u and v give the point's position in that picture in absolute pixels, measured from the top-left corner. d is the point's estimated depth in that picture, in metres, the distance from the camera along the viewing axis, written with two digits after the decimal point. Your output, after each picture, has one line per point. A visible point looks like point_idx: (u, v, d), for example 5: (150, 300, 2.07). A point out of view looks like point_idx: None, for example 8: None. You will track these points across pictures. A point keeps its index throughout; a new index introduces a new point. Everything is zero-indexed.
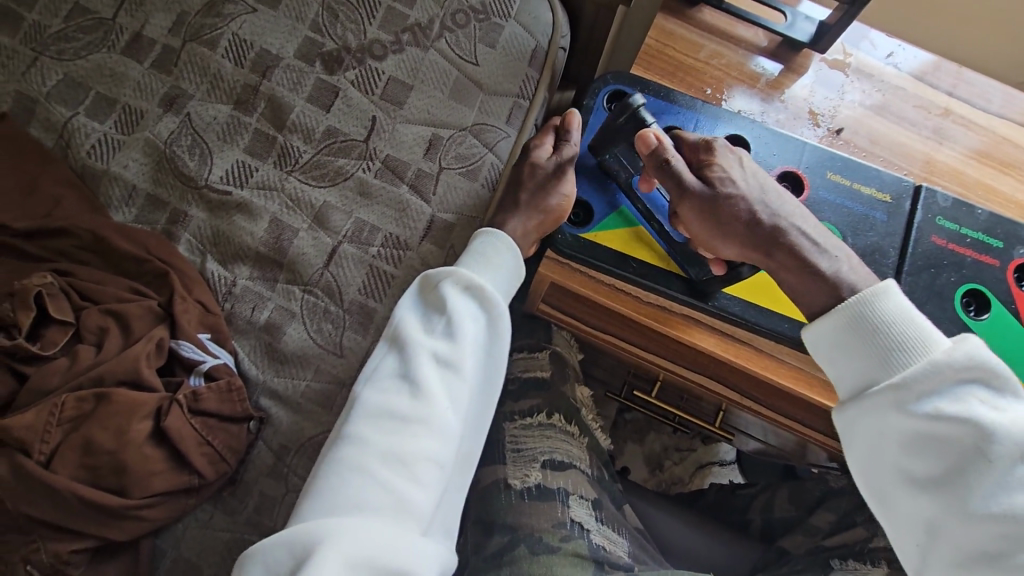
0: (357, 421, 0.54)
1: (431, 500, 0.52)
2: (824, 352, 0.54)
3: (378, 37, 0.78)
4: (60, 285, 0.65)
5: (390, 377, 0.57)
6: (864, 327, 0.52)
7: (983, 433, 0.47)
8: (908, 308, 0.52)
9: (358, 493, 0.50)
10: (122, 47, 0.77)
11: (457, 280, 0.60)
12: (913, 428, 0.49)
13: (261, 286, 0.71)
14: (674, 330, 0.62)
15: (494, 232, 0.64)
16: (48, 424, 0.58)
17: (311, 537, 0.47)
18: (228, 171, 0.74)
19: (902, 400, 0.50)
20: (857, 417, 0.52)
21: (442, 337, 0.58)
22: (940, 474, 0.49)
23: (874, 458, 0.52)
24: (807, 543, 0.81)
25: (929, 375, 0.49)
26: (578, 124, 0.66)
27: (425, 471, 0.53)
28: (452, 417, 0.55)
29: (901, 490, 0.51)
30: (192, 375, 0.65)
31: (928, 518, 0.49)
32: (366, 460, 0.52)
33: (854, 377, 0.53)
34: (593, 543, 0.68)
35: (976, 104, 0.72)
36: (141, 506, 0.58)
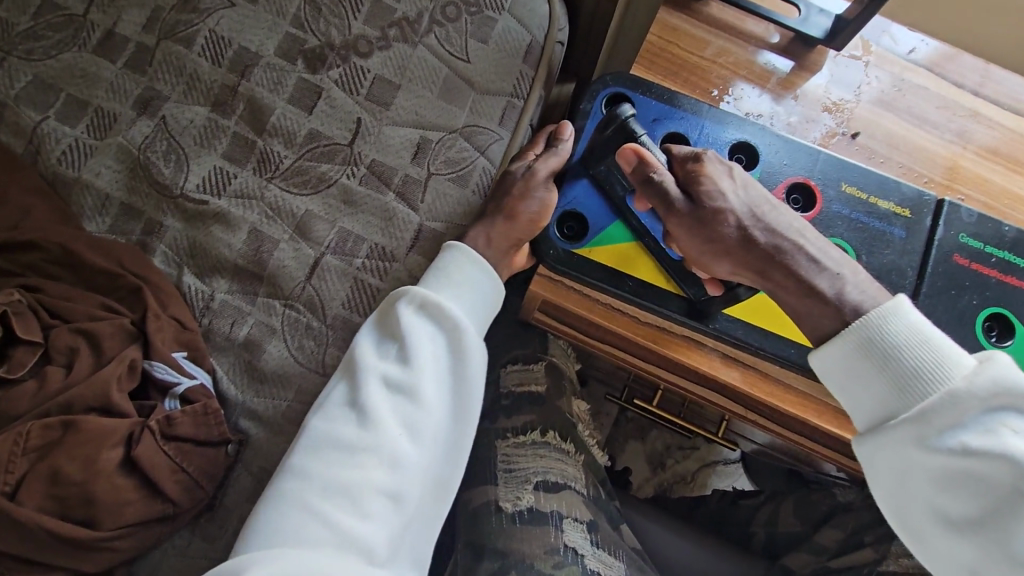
0: (304, 451, 0.52)
1: (385, 536, 0.49)
2: (836, 380, 0.50)
3: (363, 32, 0.74)
4: (28, 303, 0.62)
5: (340, 404, 0.54)
6: (877, 355, 0.48)
7: (1021, 468, 0.43)
8: (923, 325, 0.48)
9: (301, 527, 0.48)
10: (94, 45, 0.73)
11: (411, 299, 0.58)
12: (940, 465, 0.45)
13: (240, 300, 0.68)
14: (673, 353, 0.58)
15: (457, 244, 0.61)
16: (12, 454, 0.55)
17: (240, 564, 0.45)
18: (205, 178, 0.70)
19: (924, 434, 0.45)
20: (876, 453, 0.48)
21: (396, 360, 0.56)
22: (978, 513, 0.45)
23: (901, 495, 0.48)
24: (813, 564, 0.78)
25: (949, 404, 0.45)
26: (570, 134, 0.62)
27: (376, 504, 0.50)
28: (407, 445, 0.52)
29: (935, 531, 0.47)
30: (167, 398, 0.62)
31: (970, 561, 0.45)
32: (309, 493, 0.50)
33: (870, 406, 0.49)
34: (588, 569, 0.65)
35: (1004, 105, 0.67)
36: (111, 538, 0.56)
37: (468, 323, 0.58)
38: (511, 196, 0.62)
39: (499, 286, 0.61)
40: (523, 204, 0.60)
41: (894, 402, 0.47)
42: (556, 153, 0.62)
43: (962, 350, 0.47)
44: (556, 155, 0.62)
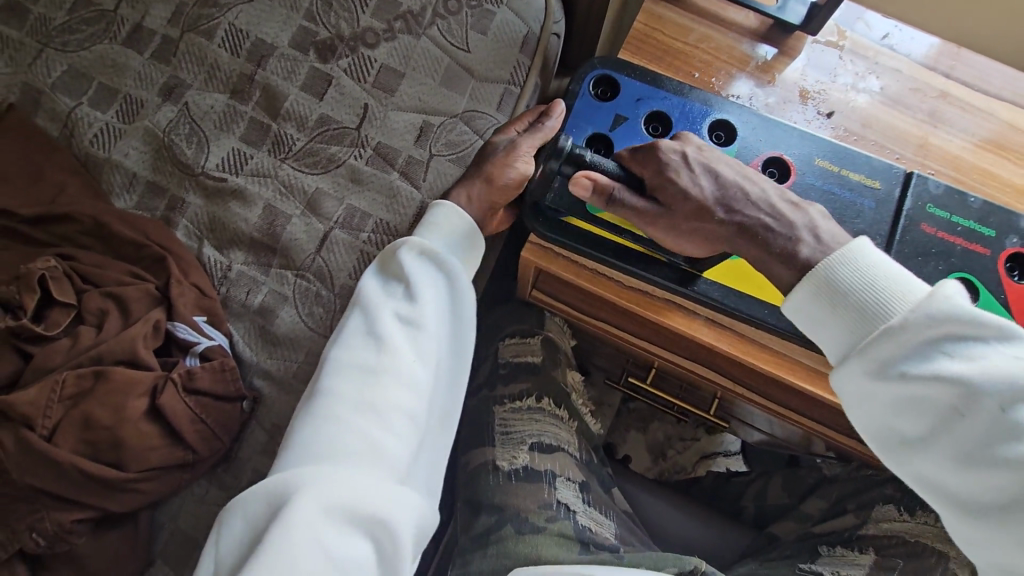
0: (329, 377, 0.55)
1: (406, 448, 0.54)
2: (805, 325, 0.52)
3: (371, 25, 0.79)
4: (63, 269, 0.68)
5: (356, 335, 0.58)
6: (834, 296, 0.50)
7: (965, 390, 0.43)
8: (873, 267, 0.50)
9: (335, 439, 0.52)
10: (123, 38, 0.79)
11: (413, 247, 0.62)
12: (887, 392, 0.47)
13: (255, 271, 0.73)
14: (653, 314, 0.63)
15: (443, 203, 0.66)
16: (50, 400, 0.60)
17: (287, 481, 0.50)
18: (223, 159, 0.76)
19: (873, 364, 0.47)
20: (838, 386, 0.50)
21: (403, 298, 0.60)
22: (928, 433, 0.46)
23: (862, 421, 0.50)
24: (798, 531, 0.82)
25: (889, 337, 0.47)
26: (560, 113, 0.66)
27: (397, 420, 0.54)
28: (421, 370, 0.57)
29: (895, 453, 0.48)
30: (188, 356, 0.67)
31: (925, 480, 0.46)
32: (336, 411, 0.53)
33: (833, 345, 0.51)
34: (579, 524, 0.69)
35: (975, 87, 0.70)
36: (137, 480, 0.61)
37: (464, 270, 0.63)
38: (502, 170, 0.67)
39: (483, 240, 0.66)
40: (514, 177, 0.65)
41: (846, 338, 0.50)
42: (541, 130, 0.66)
43: (915, 280, 0.49)
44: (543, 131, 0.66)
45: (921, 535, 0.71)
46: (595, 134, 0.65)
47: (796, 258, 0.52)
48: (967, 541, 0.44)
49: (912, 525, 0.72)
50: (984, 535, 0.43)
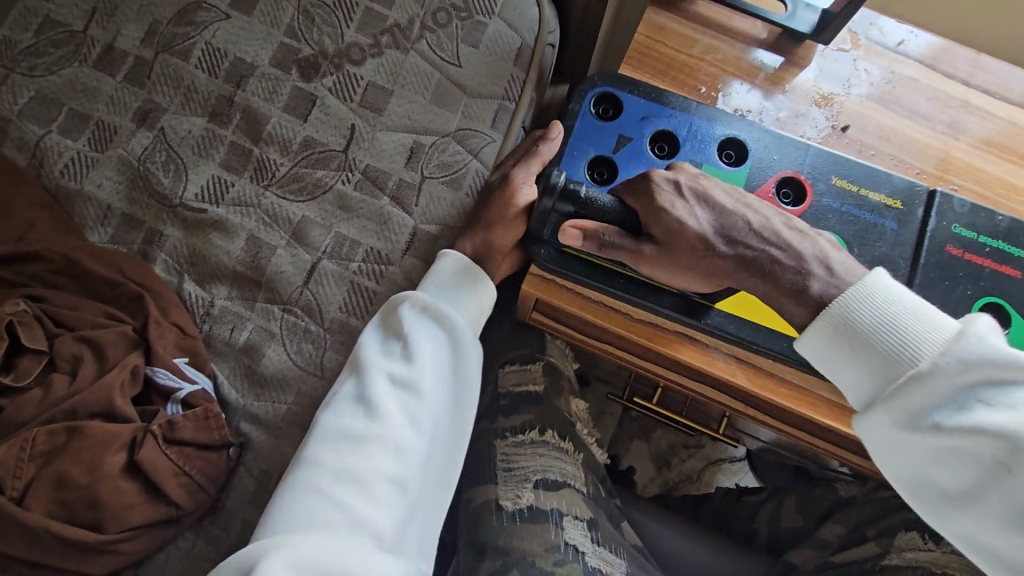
0: (315, 444, 0.53)
1: (392, 521, 0.51)
2: (825, 364, 0.50)
3: (356, 40, 0.75)
4: (33, 312, 0.63)
5: (346, 398, 0.55)
6: (857, 335, 0.48)
7: (1003, 442, 0.43)
8: (893, 305, 0.47)
9: (314, 511, 0.50)
10: (94, 60, 0.75)
11: (414, 302, 0.59)
12: (924, 446, 0.46)
13: (240, 306, 0.69)
14: (664, 347, 0.58)
15: (451, 252, 0.63)
16: (20, 459, 0.56)
17: (256, 548, 0.46)
18: (203, 188, 0.72)
19: (903, 415, 0.46)
20: (868, 438, 0.48)
21: (399, 358, 0.57)
22: (969, 486, 0.45)
23: (896, 473, 0.49)
24: (815, 560, 0.77)
25: (921, 387, 0.45)
26: (559, 133, 0.62)
27: (384, 491, 0.52)
28: (411, 437, 0.54)
29: (933, 505, 0.47)
30: (169, 403, 0.63)
31: (969, 534, 0.45)
32: (318, 480, 0.51)
33: (855, 392, 0.49)
34: (588, 566, 0.65)
35: (996, 94, 0.67)
36: (116, 541, 0.57)
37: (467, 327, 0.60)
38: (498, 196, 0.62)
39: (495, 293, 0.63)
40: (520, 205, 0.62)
41: (872, 387, 0.48)
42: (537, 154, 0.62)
43: (936, 312, 0.47)
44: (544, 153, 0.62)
45: (948, 565, 0.69)
46: (597, 155, 0.61)
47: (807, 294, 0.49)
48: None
49: (937, 555, 0.70)
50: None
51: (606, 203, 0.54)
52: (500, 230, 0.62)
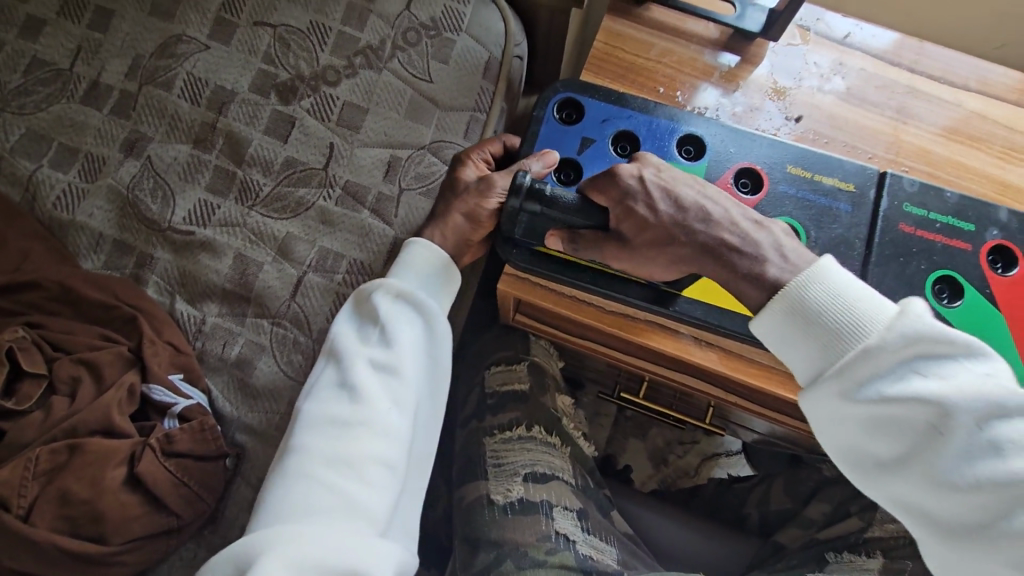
0: (302, 433, 0.55)
1: (384, 500, 0.54)
2: (775, 342, 0.51)
3: (331, 63, 0.78)
4: (32, 338, 0.66)
5: (329, 387, 0.57)
6: (807, 314, 0.49)
7: (937, 408, 0.45)
8: (840, 284, 0.49)
9: (309, 498, 0.52)
10: (81, 95, 0.78)
11: (388, 290, 0.61)
12: (863, 415, 0.47)
13: (230, 322, 0.72)
14: (636, 336, 0.62)
15: (420, 237, 0.63)
16: (24, 479, 0.58)
17: (263, 541, 0.48)
18: (190, 211, 0.75)
19: (847, 386, 0.47)
20: (811, 409, 0.50)
21: (379, 344, 0.59)
22: (903, 452, 0.47)
23: (836, 443, 0.50)
24: (803, 537, 0.79)
25: (863, 359, 0.47)
26: (549, 161, 0.62)
27: (375, 472, 0.54)
28: (396, 418, 0.56)
29: (869, 471, 0.49)
30: (166, 418, 0.65)
31: (903, 497, 0.47)
32: (311, 467, 0.53)
33: (802, 367, 0.50)
34: (580, 554, 0.67)
35: (940, 79, 0.70)
36: (120, 552, 0.59)
37: (441, 310, 0.62)
38: None
39: (458, 274, 0.64)
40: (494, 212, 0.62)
41: (821, 360, 0.49)
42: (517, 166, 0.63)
43: (877, 294, 0.49)
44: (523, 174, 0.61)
45: None
46: (564, 158, 0.64)
47: (765, 277, 0.51)
48: (942, 553, 0.46)
49: None
50: (962, 547, 0.44)
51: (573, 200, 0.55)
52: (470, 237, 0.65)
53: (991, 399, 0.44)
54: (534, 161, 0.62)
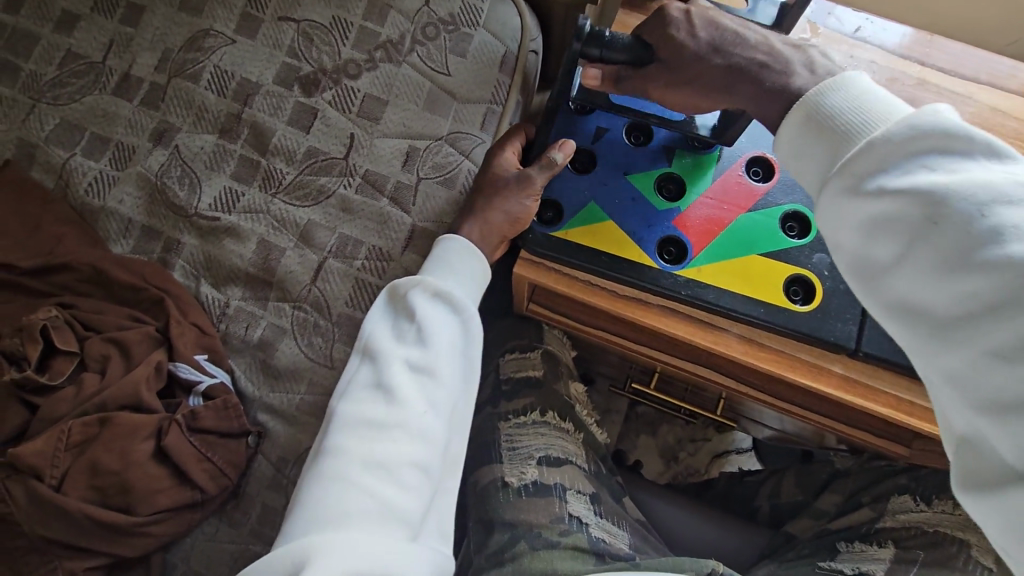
0: (336, 434, 0.53)
1: (420, 505, 0.51)
2: (791, 159, 0.50)
3: (352, 56, 0.81)
4: (64, 317, 0.69)
5: (364, 388, 0.55)
6: (823, 117, 0.47)
7: (938, 206, 0.39)
8: (851, 92, 0.46)
9: (345, 502, 0.49)
10: (112, 87, 0.81)
11: (426, 288, 0.59)
12: (829, 128, 0.46)
13: (253, 305, 0.74)
14: (648, 320, 0.62)
15: (458, 238, 0.64)
16: (57, 449, 0.61)
17: (303, 549, 0.46)
18: (216, 198, 0.77)
19: (852, 183, 0.43)
20: (781, 153, 0.51)
21: (415, 344, 0.57)
22: (926, 277, 0.40)
23: (840, 262, 0.46)
24: (815, 527, 0.79)
25: (834, 89, 0.47)
26: (569, 150, 0.63)
27: (408, 475, 0.51)
28: (433, 419, 0.54)
29: (873, 299, 0.44)
30: (191, 396, 0.68)
31: (903, 300, 0.41)
32: (345, 469, 0.50)
33: (813, 175, 0.48)
34: (593, 536, 0.69)
35: (952, 72, 0.71)
36: (147, 523, 0.62)
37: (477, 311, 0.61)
38: (486, 196, 0.68)
39: (492, 274, 0.64)
40: (522, 210, 0.64)
41: (813, 169, 0.48)
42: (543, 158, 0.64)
43: (903, 105, 0.45)
44: (548, 166, 0.63)
45: (940, 524, 0.71)
46: (578, 147, 0.66)
47: None
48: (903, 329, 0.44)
49: (930, 515, 0.72)
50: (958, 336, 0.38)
51: (624, 39, 0.55)
52: (484, 228, 0.66)
53: (997, 185, 0.38)
54: (554, 152, 0.63)
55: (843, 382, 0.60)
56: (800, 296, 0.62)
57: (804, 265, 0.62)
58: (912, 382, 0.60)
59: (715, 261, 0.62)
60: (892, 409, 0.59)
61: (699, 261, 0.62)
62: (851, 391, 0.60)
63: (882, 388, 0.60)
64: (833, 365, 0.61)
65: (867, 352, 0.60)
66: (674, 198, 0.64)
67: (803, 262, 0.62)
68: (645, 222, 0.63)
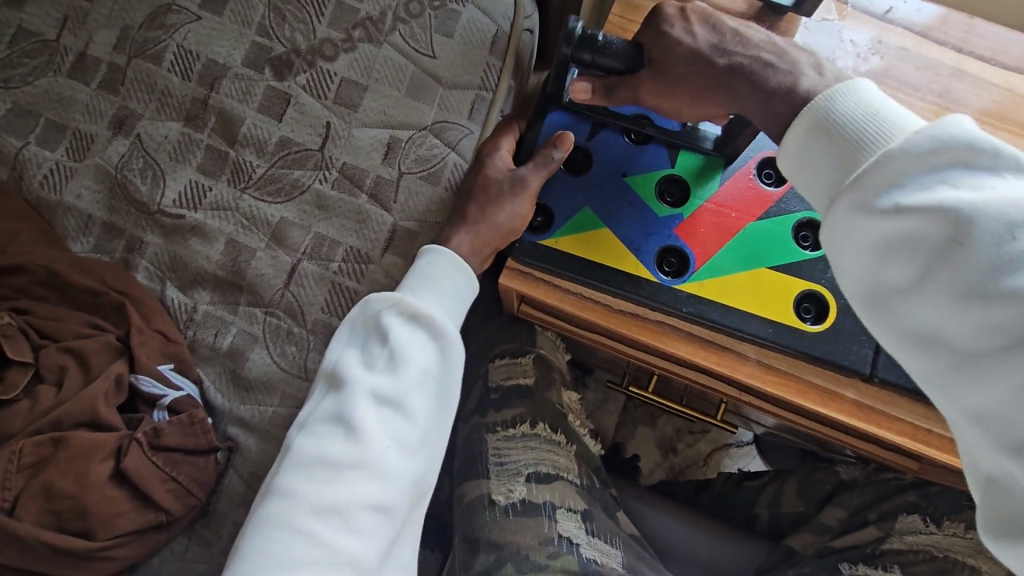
0: (289, 471, 0.49)
1: (375, 550, 0.48)
2: (796, 172, 0.46)
3: (328, 35, 0.73)
4: (18, 324, 0.64)
5: (325, 421, 0.51)
6: (830, 124, 0.43)
7: (960, 228, 0.36)
8: (862, 97, 0.42)
9: (289, 551, 0.45)
10: (68, 69, 0.74)
11: (401, 309, 0.54)
12: (838, 138, 0.42)
13: (223, 310, 0.69)
14: (646, 338, 0.57)
15: (442, 248, 0.58)
16: (8, 471, 0.57)
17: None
18: (181, 194, 0.71)
19: (864, 199, 0.39)
20: (784, 164, 0.47)
21: (384, 372, 0.52)
22: (945, 303, 0.37)
23: (848, 282, 0.42)
24: (816, 544, 0.76)
25: (843, 92, 0.43)
26: (569, 144, 0.57)
27: (366, 520, 0.48)
28: (398, 458, 0.50)
29: (885, 324, 0.40)
30: (155, 410, 0.64)
31: (922, 328, 0.38)
32: (295, 514, 0.47)
33: (820, 188, 0.44)
34: (583, 558, 0.65)
35: (990, 60, 0.64)
36: (107, 548, 0.58)
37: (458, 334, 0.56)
38: (471, 198, 0.62)
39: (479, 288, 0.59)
40: (514, 222, 0.58)
41: (818, 184, 0.44)
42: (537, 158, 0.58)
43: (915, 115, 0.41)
44: (545, 165, 0.58)
45: (951, 549, 0.69)
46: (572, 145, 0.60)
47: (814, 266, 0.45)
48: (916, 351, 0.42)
49: (939, 538, 0.70)
50: (983, 367, 0.35)
51: (619, 45, 0.51)
52: (466, 236, 0.61)
53: None
54: (552, 148, 0.57)
55: (855, 408, 0.55)
56: (812, 314, 0.56)
57: (818, 280, 0.57)
58: (930, 408, 0.55)
59: (719, 274, 0.56)
60: (907, 439, 0.54)
61: (702, 275, 0.56)
62: (863, 418, 0.55)
63: (900, 415, 0.55)
64: (845, 389, 0.56)
65: (884, 378, 0.54)
66: (677, 203, 0.58)
67: (816, 277, 0.57)
68: (644, 230, 0.57)
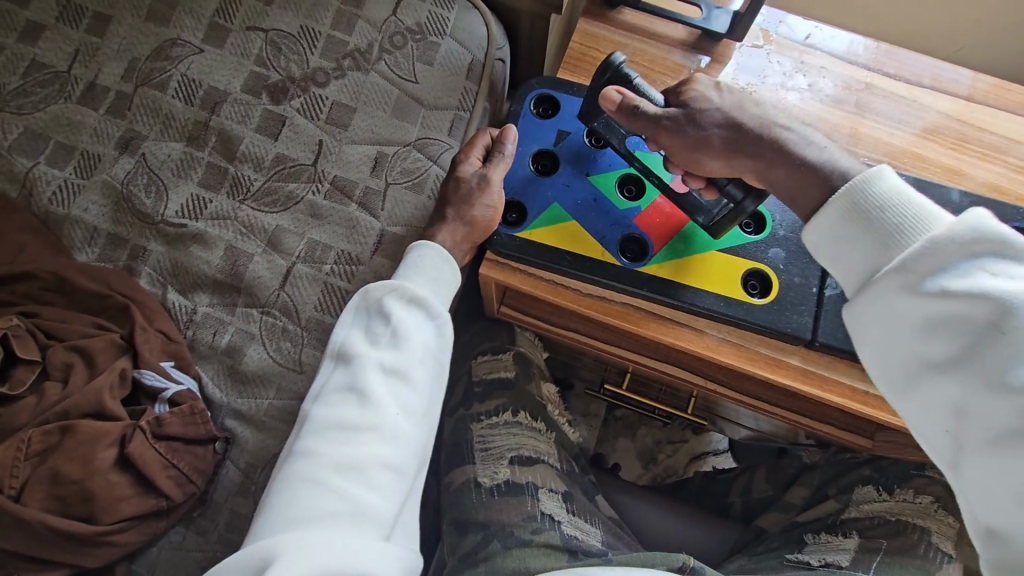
0: (308, 437, 0.53)
1: (391, 504, 0.52)
2: (829, 249, 0.51)
3: (320, 65, 0.82)
4: (26, 326, 0.68)
5: (337, 392, 0.56)
6: (866, 209, 0.49)
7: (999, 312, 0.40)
8: (891, 186, 0.48)
9: (313, 504, 0.50)
10: (78, 96, 0.81)
11: (401, 294, 0.60)
12: (874, 222, 0.48)
13: (221, 312, 0.74)
14: (613, 318, 0.63)
15: (430, 242, 0.65)
16: (16, 459, 0.60)
17: (268, 549, 0.46)
18: (183, 205, 0.77)
19: (909, 279, 0.44)
20: (813, 241, 0.52)
21: (388, 347, 0.57)
22: (980, 382, 0.40)
23: (881, 351, 0.46)
24: (781, 521, 0.82)
25: (874, 181, 0.49)
26: (514, 137, 0.67)
27: (382, 478, 0.53)
28: (405, 422, 0.55)
29: (911, 398, 0.45)
30: (157, 403, 0.67)
31: (954, 401, 0.42)
32: (318, 472, 0.51)
33: (854, 266, 0.49)
34: (565, 534, 0.69)
35: (899, 78, 0.74)
36: (108, 532, 0.61)
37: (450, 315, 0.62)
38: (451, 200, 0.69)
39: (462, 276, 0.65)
40: (487, 215, 0.65)
41: (852, 258, 0.49)
42: (501, 158, 0.66)
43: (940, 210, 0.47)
44: (501, 158, 0.66)
45: (902, 513, 0.75)
46: (541, 149, 0.68)
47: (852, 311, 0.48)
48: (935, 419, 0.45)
49: (891, 504, 0.76)
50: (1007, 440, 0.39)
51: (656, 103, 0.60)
52: (447, 233, 0.67)
53: None
54: (503, 143, 0.67)
55: (800, 374, 0.62)
56: (757, 289, 0.64)
57: (760, 259, 0.64)
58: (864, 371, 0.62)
59: (674, 257, 0.64)
60: (846, 399, 0.61)
61: (660, 258, 0.64)
62: (808, 383, 0.62)
63: (839, 378, 0.62)
64: (790, 357, 0.62)
65: (823, 342, 0.62)
66: (634, 197, 0.66)
67: (759, 257, 0.64)
68: (607, 222, 0.65)
